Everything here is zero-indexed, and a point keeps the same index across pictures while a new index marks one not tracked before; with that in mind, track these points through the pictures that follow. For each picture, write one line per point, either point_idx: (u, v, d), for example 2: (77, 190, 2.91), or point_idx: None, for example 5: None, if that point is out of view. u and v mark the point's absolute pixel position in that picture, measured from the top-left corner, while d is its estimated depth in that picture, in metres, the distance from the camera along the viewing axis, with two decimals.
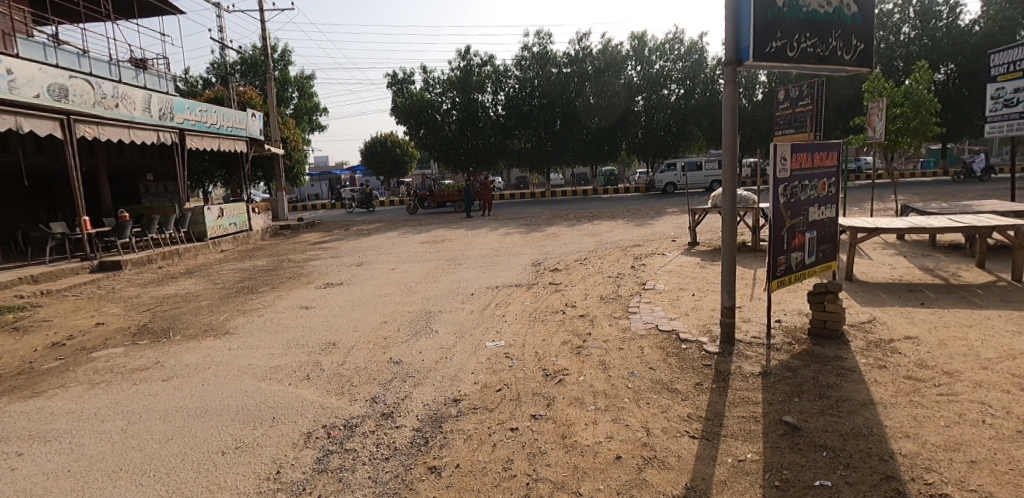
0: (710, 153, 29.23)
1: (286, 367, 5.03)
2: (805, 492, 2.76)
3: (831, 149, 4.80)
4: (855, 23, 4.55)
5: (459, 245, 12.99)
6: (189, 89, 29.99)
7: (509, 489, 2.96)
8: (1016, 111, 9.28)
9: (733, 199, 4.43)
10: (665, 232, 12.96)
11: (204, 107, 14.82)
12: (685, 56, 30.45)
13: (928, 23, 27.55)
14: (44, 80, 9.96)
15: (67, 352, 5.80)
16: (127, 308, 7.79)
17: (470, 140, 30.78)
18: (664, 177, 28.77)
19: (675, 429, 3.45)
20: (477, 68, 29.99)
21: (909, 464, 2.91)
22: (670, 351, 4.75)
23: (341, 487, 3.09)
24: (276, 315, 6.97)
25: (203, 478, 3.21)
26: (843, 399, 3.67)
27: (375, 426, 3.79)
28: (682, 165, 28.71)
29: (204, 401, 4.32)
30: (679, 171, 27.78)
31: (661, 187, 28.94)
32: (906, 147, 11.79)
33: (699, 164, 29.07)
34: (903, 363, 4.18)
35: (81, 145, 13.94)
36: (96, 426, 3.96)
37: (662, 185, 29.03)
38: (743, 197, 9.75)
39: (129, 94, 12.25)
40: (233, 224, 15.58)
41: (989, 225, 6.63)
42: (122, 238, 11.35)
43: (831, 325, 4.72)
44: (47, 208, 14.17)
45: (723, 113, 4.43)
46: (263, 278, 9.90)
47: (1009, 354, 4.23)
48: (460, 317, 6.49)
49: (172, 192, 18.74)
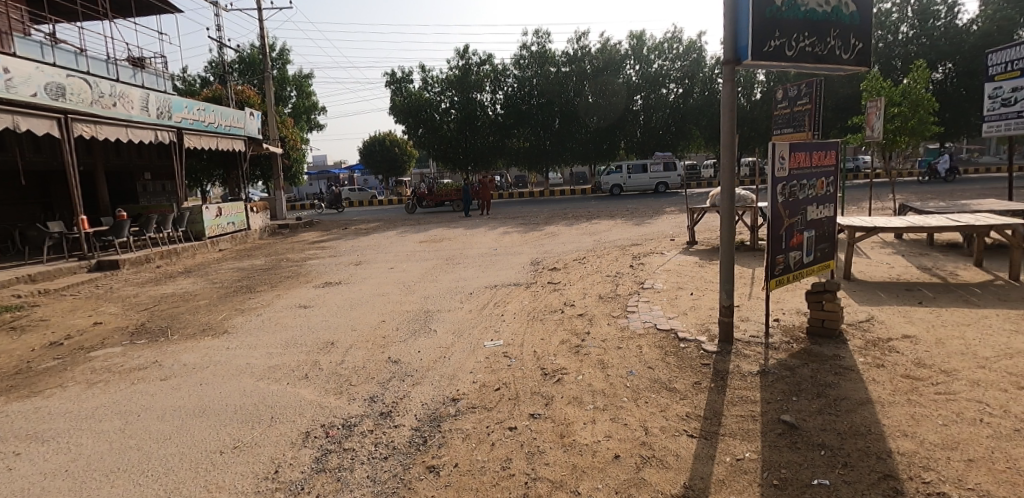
0: (655, 156, 29.21)
1: (284, 367, 5.02)
2: (802, 491, 2.76)
3: (829, 148, 4.81)
4: (853, 22, 4.55)
5: (458, 244, 12.98)
6: (186, 88, 29.92)
7: (508, 489, 2.96)
8: (1014, 110, 9.28)
9: (731, 198, 4.43)
10: (664, 231, 12.96)
11: (202, 106, 14.79)
12: (683, 55, 30.44)
13: (926, 22, 27.56)
14: (40, 79, 9.93)
15: (64, 352, 5.78)
16: (125, 307, 7.77)
17: (469, 139, 30.77)
18: (609, 179, 28.80)
19: (674, 428, 3.45)
20: (475, 67, 29.96)
21: (906, 462, 2.91)
22: (668, 350, 4.75)
23: (339, 486, 3.09)
24: (274, 314, 6.96)
25: (200, 479, 3.20)
26: (841, 398, 3.68)
27: (373, 425, 3.79)
28: (627, 167, 28.76)
29: (202, 401, 4.31)
30: (622, 173, 27.82)
31: (607, 189, 29.03)
32: (904, 146, 11.80)
33: (644, 166, 29.09)
34: (900, 362, 4.19)
35: (78, 145, 13.90)
36: (94, 426, 3.95)
37: (607, 187, 29.09)
38: (741, 196, 9.76)
39: (127, 94, 12.21)
40: (231, 224, 15.55)
41: (987, 225, 6.64)
42: (119, 238, 11.32)
43: (829, 324, 4.73)
44: (45, 207, 14.16)
45: (721, 112, 4.43)
46: (261, 277, 9.89)
47: (1007, 353, 4.24)
48: (458, 317, 6.48)
49: (169, 191, 18.69)
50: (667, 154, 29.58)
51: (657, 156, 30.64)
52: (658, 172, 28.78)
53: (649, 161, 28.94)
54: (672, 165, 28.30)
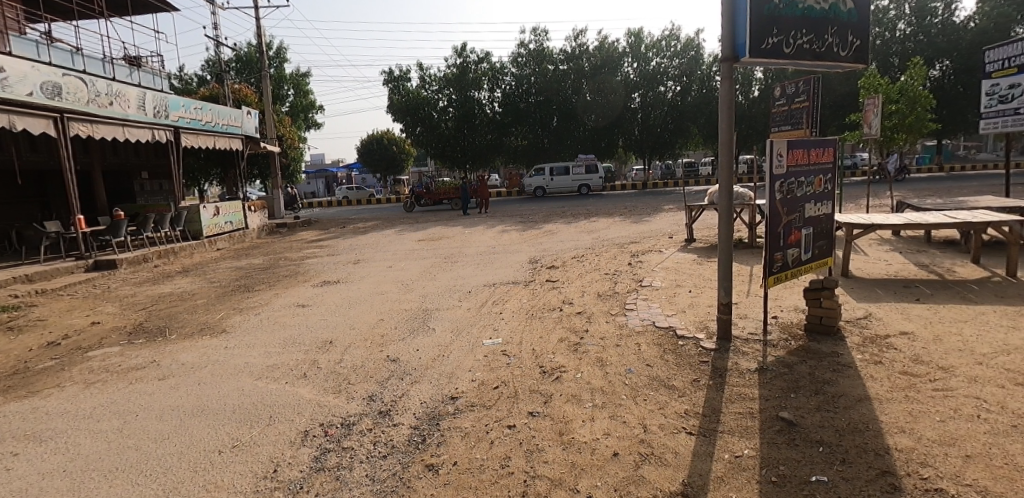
0: (577, 158, 29.21)
1: (282, 366, 5.02)
2: (801, 488, 2.77)
3: (827, 145, 4.81)
4: (851, 19, 4.55)
5: (457, 242, 12.97)
6: (183, 87, 29.84)
7: (506, 487, 2.96)
8: (1011, 107, 9.31)
9: (730, 196, 4.44)
10: (662, 229, 12.97)
11: (199, 105, 14.74)
12: (681, 52, 30.41)
13: (924, 19, 27.57)
14: (36, 78, 9.88)
15: (61, 352, 5.76)
16: (123, 307, 7.76)
17: (467, 137, 30.75)
18: (532, 181, 28.75)
19: (673, 426, 3.46)
20: (473, 65, 29.91)
21: (904, 459, 2.92)
22: (667, 348, 4.76)
23: (338, 485, 3.09)
24: (273, 313, 6.95)
25: (199, 478, 3.20)
26: (839, 395, 3.68)
27: (372, 424, 3.79)
28: (549, 168, 28.63)
29: (200, 400, 4.31)
30: (544, 175, 27.74)
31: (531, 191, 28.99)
32: (901, 143, 11.83)
33: (567, 168, 29.04)
34: (898, 359, 4.20)
35: (75, 144, 13.85)
36: (92, 426, 3.94)
37: (531, 189, 29.11)
38: (740, 194, 9.75)
39: (124, 92, 12.17)
40: (228, 223, 15.53)
41: (983, 222, 6.66)
42: (116, 237, 11.30)
43: (827, 321, 4.73)
44: (41, 207, 14.12)
45: (720, 109, 4.42)
46: (259, 276, 9.88)
47: (1003, 350, 4.25)
48: (456, 315, 6.47)
49: (167, 190, 18.66)
50: (589, 157, 29.63)
51: (582, 156, 30.48)
52: (580, 173, 28.76)
53: (571, 163, 28.91)
54: (593, 167, 28.30)
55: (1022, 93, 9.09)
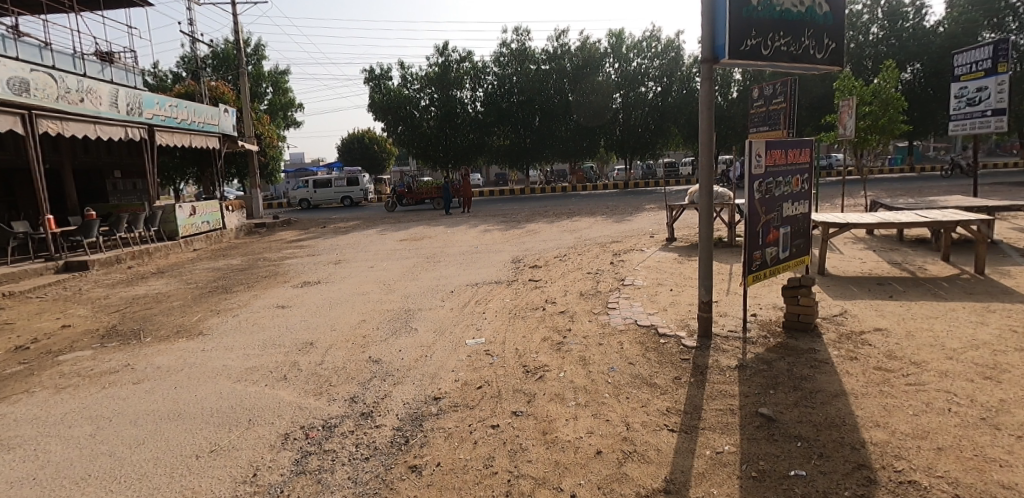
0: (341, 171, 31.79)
1: (261, 368, 4.94)
2: (781, 482, 2.81)
3: (804, 146, 4.90)
4: (827, 22, 4.64)
5: (439, 242, 12.91)
6: (158, 84, 29.25)
7: (490, 487, 2.95)
8: (979, 109, 9.57)
9: (709, 195, 4.48)
10: (644, 228, 13.09)
11: (174, 102, 14.44)
12: (662, 53, 30.73)
13: (896, 23, 28.27)
14: (2, 73, 9.56)
15: (31, 356, 5.59)
16: (95, 310, 7.57)
17: (449, 136, 30.61)
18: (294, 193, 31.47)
19: (655, 423, 3.49)
20: (455, 64, 29.78)
21: (879, 452, 2.99)
22: (649, 346, 4.80)
23: (319, 488, 3.05)
24: (252, 315, 6.84)
25: (177, 484, 3.13)
26: (815, 391, 3.76)
27: (354, 426, 3.75)
28: (311, 182, 31.49)
29: (178, 405, 4.22)
30: (301, 189, 30.60)
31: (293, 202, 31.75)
32: (875, 144, 12.10)
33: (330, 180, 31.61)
34: (873, 355, 4.30)
35: (44, 142, 13.47)
36: (63, 432, 3.84)
37: (294, 201, 31.66)
38: (720, 193, 9.85)
39: (95, 89, 11.84)
40: (206, 223, 15.24)
41: (953, 220, 6.84)
42: (88, 238, 11.02)
43: (805, 318, 4.81)
44: (9, 208, 13.73)
45: (700, 110, 4.47)
46: (237, 277, 9.72)
47: (973, 345, 4.38)
48: (438, 315, 6.44)
49: (141, 189, 18.27)
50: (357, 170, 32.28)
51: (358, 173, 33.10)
52: (342, 186, 31.56)
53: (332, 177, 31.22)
54: (353, 180, 31.17)
55: (989, 95, 9.37)
